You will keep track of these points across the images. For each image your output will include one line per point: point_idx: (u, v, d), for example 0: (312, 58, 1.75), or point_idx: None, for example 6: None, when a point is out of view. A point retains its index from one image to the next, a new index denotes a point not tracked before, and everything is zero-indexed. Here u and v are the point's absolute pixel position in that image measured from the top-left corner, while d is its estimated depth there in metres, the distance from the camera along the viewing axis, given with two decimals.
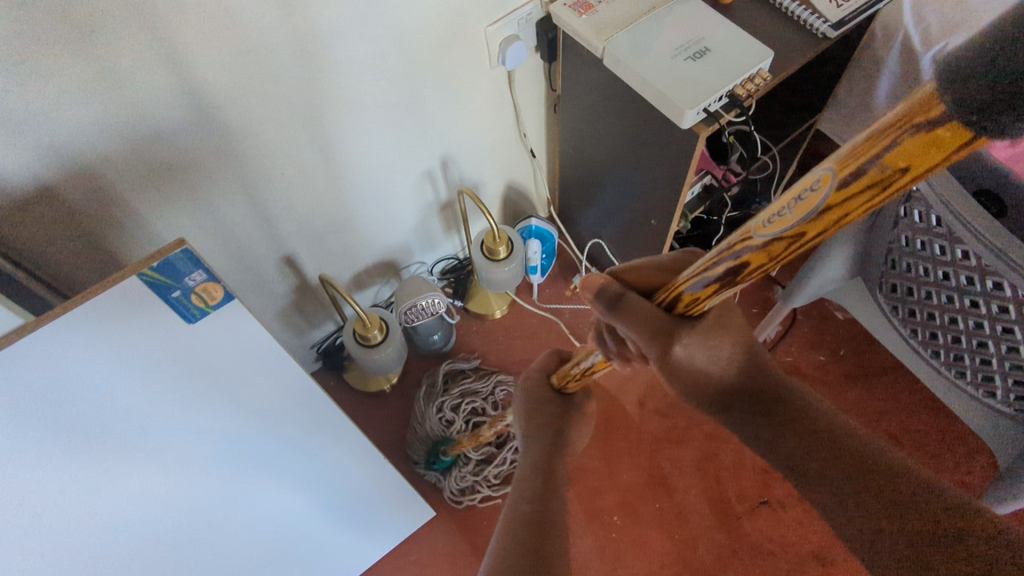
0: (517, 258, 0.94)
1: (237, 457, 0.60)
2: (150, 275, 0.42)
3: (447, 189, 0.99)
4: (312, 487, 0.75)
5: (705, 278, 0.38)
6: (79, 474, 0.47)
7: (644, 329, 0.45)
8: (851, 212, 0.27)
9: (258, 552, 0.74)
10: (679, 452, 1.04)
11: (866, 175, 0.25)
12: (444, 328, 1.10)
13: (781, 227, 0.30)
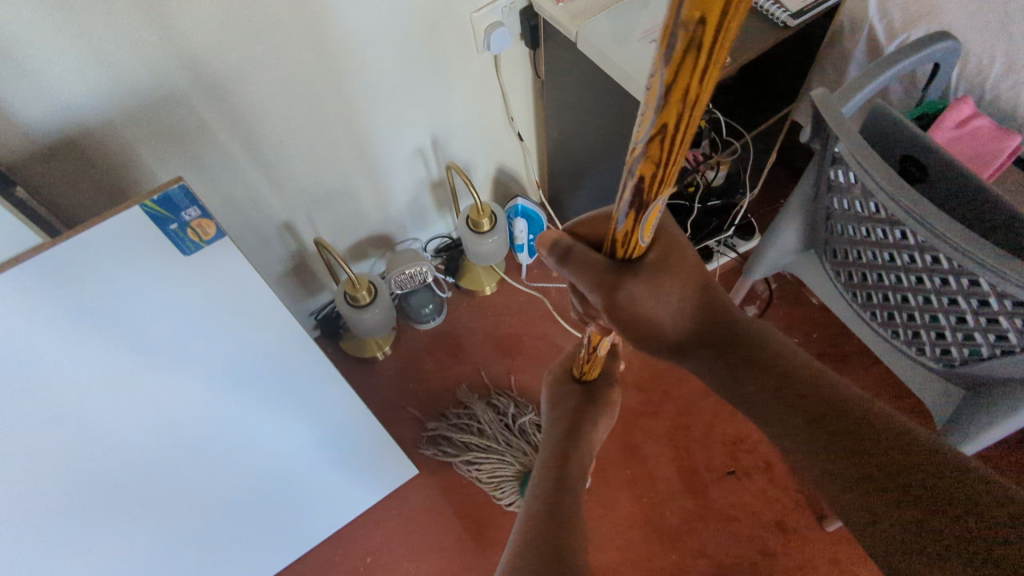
0: (501, 231, 1.01)
1: (228, 386, 0.67)
2: (150, 207, 0.49)
3: (438, 167, 1.05)
4: (299, 428, 0.82)
5: (622, 211, 0.43)
6: (85, 377, 0.54)
7: (589, 278, 0.49)
8: (692, 85, 0.32)
9: (248, 481, 0.82)
10: (653, 423, 1.09)
11: (680, 44, 0.30)
12: (434, 300, 1.17)
13: (650, 123, 0.35)
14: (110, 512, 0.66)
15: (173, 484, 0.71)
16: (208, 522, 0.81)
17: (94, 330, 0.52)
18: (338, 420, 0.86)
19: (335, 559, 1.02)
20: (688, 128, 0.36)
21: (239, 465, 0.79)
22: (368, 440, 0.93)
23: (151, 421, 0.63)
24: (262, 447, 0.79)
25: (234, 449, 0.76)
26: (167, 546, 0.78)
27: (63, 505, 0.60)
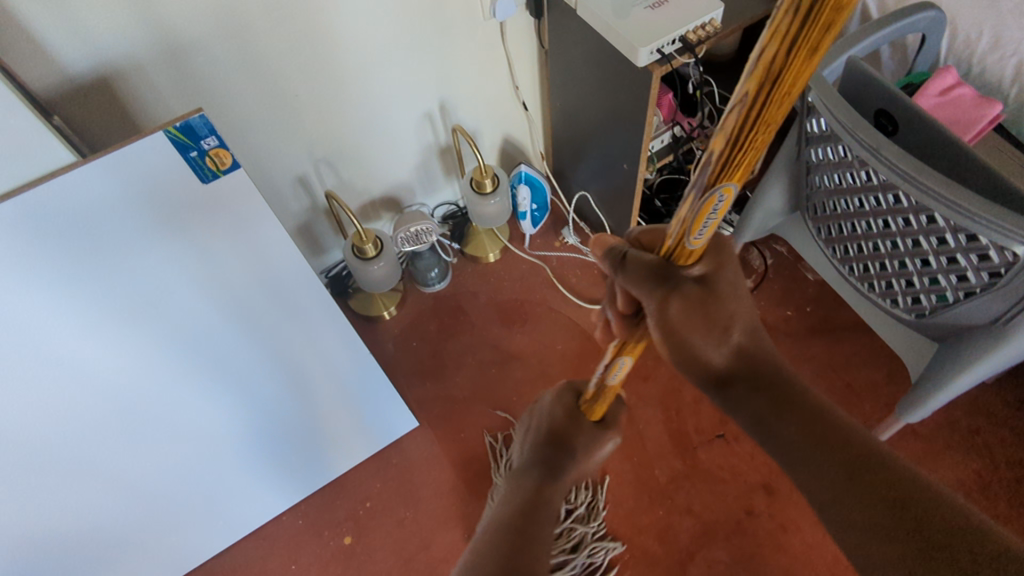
0: (503, 192, 1.06)
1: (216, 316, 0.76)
2: (176, 134, 0.60)
3: (446, 133, 1.10)
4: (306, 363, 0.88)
5: (691, 210, 0.39)
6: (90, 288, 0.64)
7: (640, 282, 0.46)
8: (808, 36, 0.29)
9: (251, 406, 0.89)
10: (647, 386, 1.13)
11: None
12: (440, 266, 1.22)
13: (746, 90, 0.32)
14: (122, 403, 0.74)
15: (181, 389, 0.79)
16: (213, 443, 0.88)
17: (118, 218, 0.62)
18: (334, 355, 0.93)
19: (335, 502, 1.06)
20: (777, 96, 0.32)
21: (242, 390, 0.85)
22: (367, 382, 0.99)
23: (157, 315, 0.71)
24: (264, 373, 0.86)
25: (238, 369, 0.83)
26: (176, 454, 0.85)
27: (83, 382, 0.70)
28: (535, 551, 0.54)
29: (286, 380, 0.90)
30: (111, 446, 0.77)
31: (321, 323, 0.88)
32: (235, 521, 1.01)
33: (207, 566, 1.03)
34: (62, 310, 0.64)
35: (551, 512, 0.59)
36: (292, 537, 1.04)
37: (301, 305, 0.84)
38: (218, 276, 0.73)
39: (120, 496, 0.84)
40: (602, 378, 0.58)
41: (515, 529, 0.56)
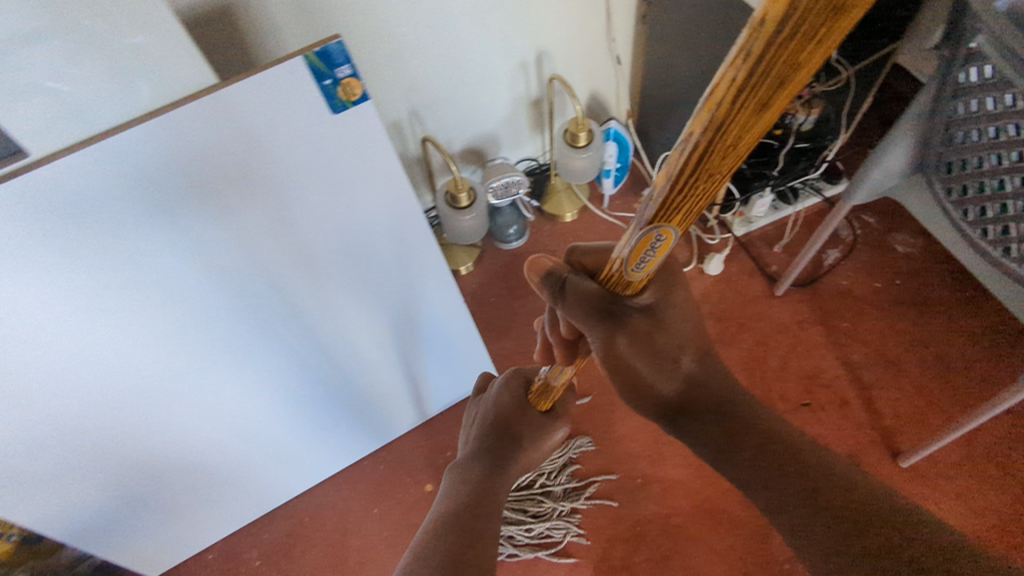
0: (596, 147, 1.03)
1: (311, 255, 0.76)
2: (312, 59, 0.60)
3: (538, 85, 1.08)
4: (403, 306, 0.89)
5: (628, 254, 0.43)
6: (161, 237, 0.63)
7: (583, 309, 0.50)
8: (730, 139, 0.33)
9: (350, 348, 0.89)
10: (730, 352, 1.11)
11: (729, 103, 0.30)
12: (519, 223, 1.20)
13: (674, 173, 0.36)
14: (235, 330, 0.76)
15: (290, 322, 0.80)
16: (313, 380, 0.89)
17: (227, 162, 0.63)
18: (429, 301, 0.92)
19: (416, 451, 1.07)
20: (715, 154, 0.34)
21: (343, 329, 0.86)
22: (455, 331, 1.00)
23: (277, 243, 0.72)
24: (365, 316, 0.87)
25: (340, 306, 0.83)
26: (279, 387, 0.87)
27: (204, 305, 0.71)
28: (481, 530, 0.61)
29: (384, 324, 0.90)
30: (223, 371, 0.79)
31: (421, 265, 0.87)
32: (322, 462, 1.03)
33: (290, 505, 1.05)
34: (194, 226, 0.65)
35: (494, 500, 0.66)
36: (375, 482, 1.06)
37: (404, 246, 0.84)
38: (332, 209, 0.73)
39: (223, 423, 0.86)
40: (547, 378, 0.69)
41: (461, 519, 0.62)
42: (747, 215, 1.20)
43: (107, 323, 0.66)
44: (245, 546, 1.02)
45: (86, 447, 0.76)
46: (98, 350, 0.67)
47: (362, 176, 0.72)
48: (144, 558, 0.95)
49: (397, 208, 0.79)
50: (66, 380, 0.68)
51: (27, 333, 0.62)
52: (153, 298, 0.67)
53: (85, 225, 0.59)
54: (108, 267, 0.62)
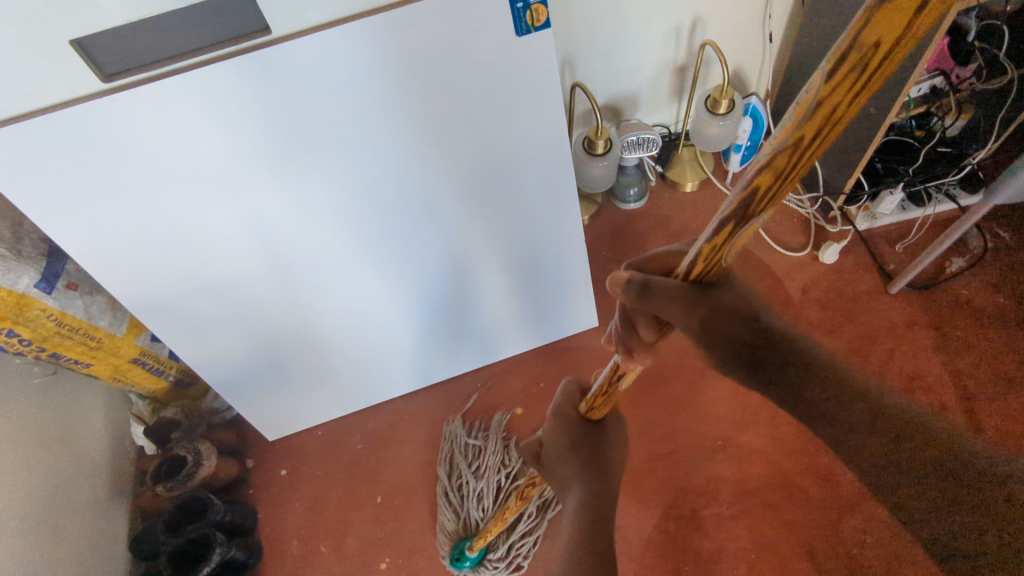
0: (733, 117, 1.07)
1: (461, 166, 0.85)
2: None
3: (687, 50, 1.11)
4: (526, 230, 0.97)
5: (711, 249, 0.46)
6: (341, 121, 0.75)
7: (669, 304, 0.51)
8: (821, 137, 0.36)
9: (476, 261, 0.99)
10: (832, 338, 1.12)
11: (825, 106, 0.33)
12: (640, 185, 1.26)
13: (762, 170, 0.39)
14: (391, 218, 0.88)
15: (435, 222, 0.91)
16: (440, 284, 0.99)
17: (414, 67, 0.72)
18: (554, 233, 1.00)
19: (512, 376, 1.15)
20: (816, 147, 0.36)
21: (475, 240, 0.96)
22: (570, 269, 1.06)
23: (441, 148, 0.82)
24: (495, 232, 0.96)
25: (477, 218, 0.93)
26: (409, 284, 0.98)
27: (374, 190, 0.84)
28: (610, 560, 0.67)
29: (510, 245, 0.99)
30: (372, 254, 0.92)
31: (554, 194, 0.94)
32: (429, 369, 1.12)
33: (394, 402, 1.15)
34: (383, 119, 0.76)
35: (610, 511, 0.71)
36: (470, 397, 1.14)
37: (542, 175, 0.91)
38: (493, 125, 0.82)
39: (357, 309, 0.98)
40: (612, 386, 0.69)
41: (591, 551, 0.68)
42: (873, 210, 1.18)
43: (302, 188, 0.80)
44: (349, 431, 1.13)
45: (246, 299, 0.90)
46: (290, 211, 0.82)
47: (525, 99, 0.80)
48: (268, 420, 1.08)
49: (545, 135, 0.86)
50: (240, 233, 0.82)
51: (243, 186, 0.77)
52: (338, 172, 0.80)
53: (304, 102, 0.72)
54: (314, 140, 0.75)
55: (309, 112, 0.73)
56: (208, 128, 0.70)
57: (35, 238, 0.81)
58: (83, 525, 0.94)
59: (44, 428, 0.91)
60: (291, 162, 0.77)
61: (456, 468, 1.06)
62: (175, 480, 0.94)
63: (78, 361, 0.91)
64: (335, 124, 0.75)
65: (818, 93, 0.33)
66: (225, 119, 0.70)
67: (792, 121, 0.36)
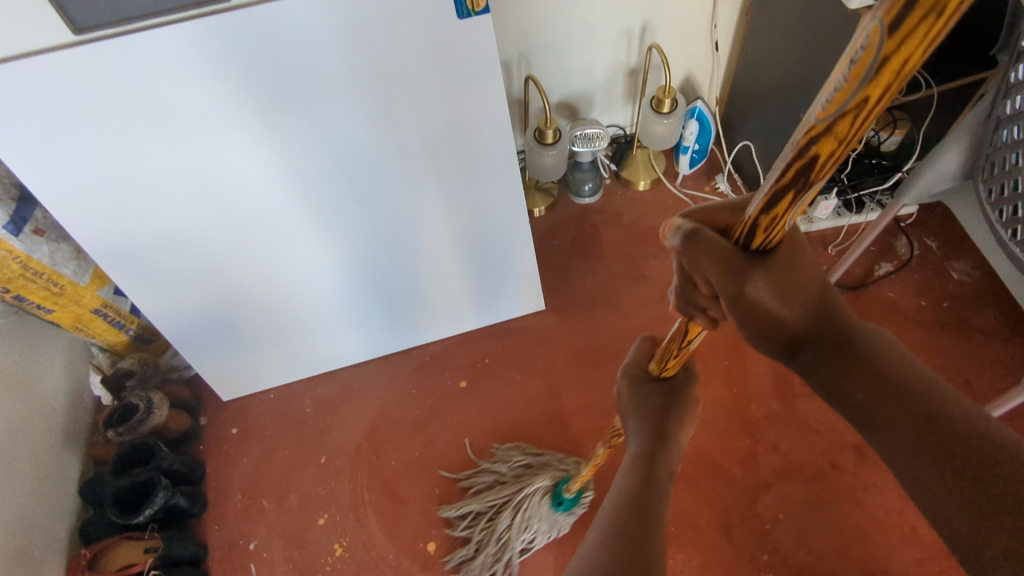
0: (676, 116, 1.15)
1: (399, 139, 0.91)
2: None
3: (637, 54, 1.20)
4: (466, 208, 1.03)
5: (761, 219, 0.44)
6: (283, 87, 0.81)
7: (720, 258, 0.46)
8: (883, 95, 0.33)
9: (419, 233, 1.04)
10: None
11: (887, 54, 0.31)
12: (594, 181, 1.33)
13: (818, 128, 0.37)
14: (354, 185, 0.95)
15: (392, 194, 0.98)
16: (397, 255, 1.06)
17: (354, 42, 0.79)
18: (505, 216, 1.06)
19: (459, 353, 1.21)
20: (881, 108, 0.34)
21: (430, 215, 1.03)
22: (521, 251, 1.13)
23: (399, 123, 0.90)
24: (448, 210, 1.03)
25: (433, 194, 1.00)
26: (353, 253, 1.04)
27: (341, 156, 0.91)
28: (659, 512, 0.57)
29: (453, 220, 1.04)
30: (318, 220, 0.97)
31: (505, 178, 1.02)
32: (382, 339, 1.18)
33: (345, 371, 1.20)
34: (348, 90, 0.84)
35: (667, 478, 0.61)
36: (419, 368, 1.20)
37: (482, 156, 0.98)
38: (446, 105, 0.89)
39: (303, 273, 1.04)
40: (680, 346, 0.61)
41: (635, 501, 0.57)
42: (810, 214, 1.26)
43: (268, 144, 0.86)
44: (300, 396, 1.17)
45: (194, 256, 0.96)
46: (260, 170, 0.89)
47: (473, 83, 0.88)
48: (223, 379, 1.13)
49: (494, 118, 0.93)
50: (191, 188, 0.88)
51: (219, 142, 0.84)
52: (305, 137, 0.87)
53: (276, 68, 0.79)
54: (286, 104, 0.83)
55: (255, 76, 0.79)
56: (162, 86, 0.77)
57: (8, 183, 0.87)
58: (35, 464, 0.99)
59: (4, 368, 0.96)
60: (242, 123, 0.83)
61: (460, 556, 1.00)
62: (125, 426, 1.00)
63: (42, 306, 0.96)
64: (280, 89, 0.81)
65: (881, 49, 0.31)
66: (175, 78, 0.76)
67: (844, 73, 0.34)
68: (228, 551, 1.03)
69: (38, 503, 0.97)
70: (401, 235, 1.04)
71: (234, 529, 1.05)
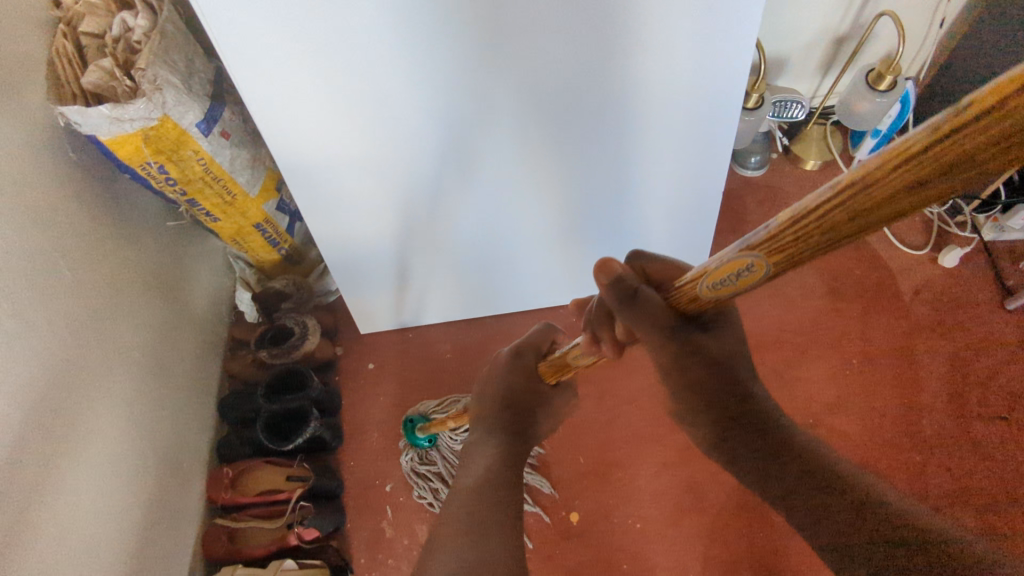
0: (891, 96, 1.05)
1: (481, 99, 0.78)
2: None
3: (851, 21, 1.08)
4: (589, 178, 0.93)
5: (712, 269, 0.47)
6: (340, 24, 0.68)
7: (650, 323, 0.53)
8: (836, 224, 0.37)
9: (525, 204, 0.95)
10: (939, 343, 1.09)
11: (854, 189, 0.34)
12: (763, 154, 1.23)
13: (782, 220, 0.40)
14: (444, 149, 0.84)
15: (490, 162, 0.87)
16: (491, 227, 0.98)
17: None
18: (620, 189, 0.96)
19: None
20: (826, 236, 0.38)
21: (538, 186, 0.92)
22: (688, 219, 1.04)
23: (501, 91, 0.78)
24: (551, 185, 0.93)
25: (531, 166, 0.89)
26: (453, 216, 0.95)
27: (426, 120, 0.80)
28: None
29: (567, 190, 0.94)
30: (410, 180, 0.88)
31: (623, 153, 0.90)
32: (520, 295, 1.13)
33: (486, 321, 1.16)
34: (435, 53, 0.72)
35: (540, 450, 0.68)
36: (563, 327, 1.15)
37: (605, 125, 0.86)
38: (554, 72, 0.77)
39: (387, 233, 0.96)
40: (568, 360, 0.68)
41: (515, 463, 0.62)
42: (1002, 222, 1.15)
43: (328, 95, 0.76)
44: (439, 339, 1.14)
45: None
46: (336, 131, 0.80)
47: (600, 46, 0.75)
48: (365, 312, 1.09)
49: (693, 73, 0.81)
50: (269, 125, 0.78)
51: (278, 89, 0.74)
52: (395, 97, 0.77)
53: (333, 20, 0.68)
54: (354, 62, 0.72)
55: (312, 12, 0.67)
56: (216, 15, 0.66)
57: (203, 78, 0.80)
58: (186, 372, 0.97)
59: (161, 275, 0.92)
60: (299, 63, 0.72)
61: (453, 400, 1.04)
62: (280, 348, 0.98)
63: (210, 213, 0.91)
64: (344, 26, 0.69)
65: (848, 183, 0.34)
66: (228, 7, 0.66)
67: (823, 190, 0.36)
68: (364, 489, 1.01)
69: (188, 416, 0.95)
70: (499, 203, 0.94)
71: (371, 468, 1.02)
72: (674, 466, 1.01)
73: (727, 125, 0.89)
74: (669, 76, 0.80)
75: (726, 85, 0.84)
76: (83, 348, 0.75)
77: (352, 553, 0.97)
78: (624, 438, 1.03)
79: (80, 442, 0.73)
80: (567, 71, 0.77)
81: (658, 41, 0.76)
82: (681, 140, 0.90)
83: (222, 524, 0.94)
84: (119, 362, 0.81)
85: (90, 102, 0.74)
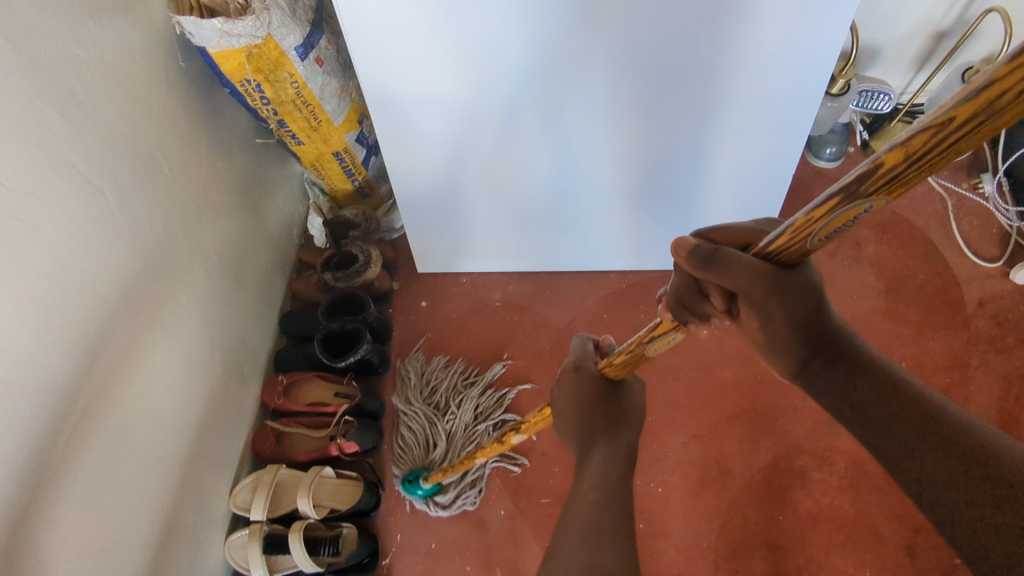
0: None
1: (563, 51, 0.79)
2: None
3: (954, 15, 1.04)
4: (661, 142, 0.93)
5: (810, 229, 0.45)
6: None
7: (748, 277, 0.52)
8: (947, 152, 0.35)
9: (592, 162, 0.96)
10: (996, 358, 1.06)
11: (963, 120, 0.33)
12: (839, 145, 1.20)
13: (879, 164, 0.38)
14: (523, 96, 0.86)
15: (566, 115, 0.89)
16: (556, 182, 1.00)
17: None
18: (689, 159, 0.96)
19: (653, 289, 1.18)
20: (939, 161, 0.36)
21: (608, 146, 0.93)
22: (752, 198, 1.03)
23: (587, 44, 0.79)
24: (622, 147, 0.94)
25: (605, 125, 0.90)
26: (521, 166, 0.97)
27: (509, 66, 0.82)
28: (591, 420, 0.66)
29: (636, 153, 0.95)
30: (485, 124, 0.91)
31: (699, 120, 0.90)
32: (574, 254, 1.15)
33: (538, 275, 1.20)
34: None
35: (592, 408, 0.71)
36: (612, 291, 1.18)
37: (686, 91, 0.85)
38: (643, 32, 0.77)
39: (457, 175, 0.99)
40: (640, 351, 0.63)
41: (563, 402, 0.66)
42: None
43: (421, 30, 0.78)
44: (492, 287, 1.19)
45: None
46: (421, 67, 0.83)
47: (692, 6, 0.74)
48: (425, 251, 1.14)
49: (784, 49, 0.79)
50: (362, 53, 0.82)
51: (375, 19, 0.77)
52: (484, 38, 0.78)
53: None
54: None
55: None
56: None
57: (308, 5, 0.85)
58: (255, 283, 1.03)
59: (244, 189, 0.99)
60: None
61: (402, 448, 1.04)
62: (343, 272, 1.05)
63: (295, 136, 0.97)
64: None
65: (955, 115, 0.33)
66: None
67: (921, 127, 0.35)
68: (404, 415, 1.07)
69: (253, 323, 1.03)
70: (568, 157, 0.96)
71: None
72: (704, 438, 1.03)
73: (808, 104, 0.88)
74: (758, 48, 0.79)
75: (817, 62, 0.81)
76: (171, 242, 0.82)
77: (386, 472, 1.04)
78: (658, 405, 1.06)
79: (160, 323, 0.80)
80: (655, 32, 0.77)
81: (753, 10, 0.75)
82: (759, 117, 0.89)
83: (271, 426, 1.01)
84: (200, 260, 0.88)
85: (204, 15, 0.79)
